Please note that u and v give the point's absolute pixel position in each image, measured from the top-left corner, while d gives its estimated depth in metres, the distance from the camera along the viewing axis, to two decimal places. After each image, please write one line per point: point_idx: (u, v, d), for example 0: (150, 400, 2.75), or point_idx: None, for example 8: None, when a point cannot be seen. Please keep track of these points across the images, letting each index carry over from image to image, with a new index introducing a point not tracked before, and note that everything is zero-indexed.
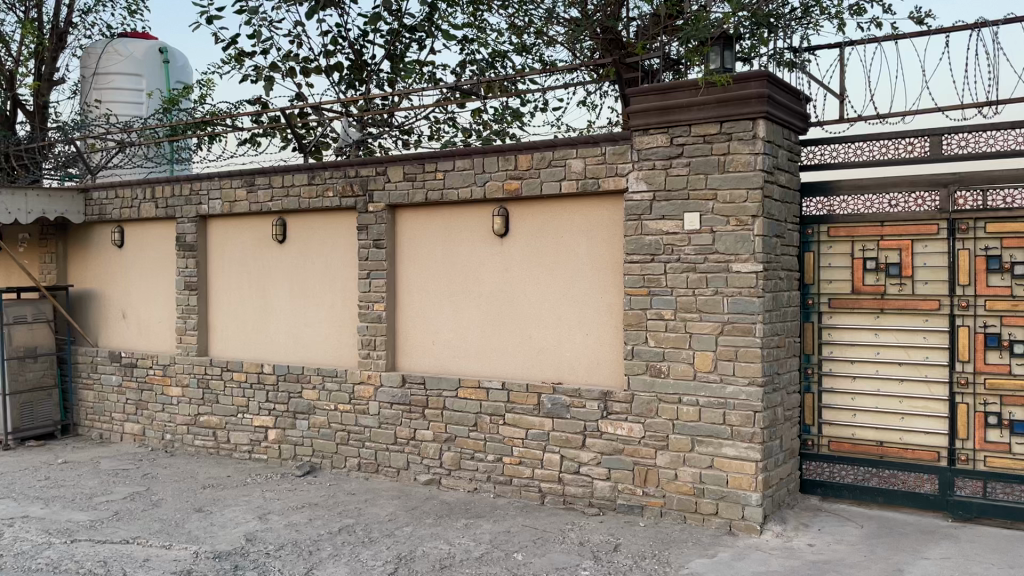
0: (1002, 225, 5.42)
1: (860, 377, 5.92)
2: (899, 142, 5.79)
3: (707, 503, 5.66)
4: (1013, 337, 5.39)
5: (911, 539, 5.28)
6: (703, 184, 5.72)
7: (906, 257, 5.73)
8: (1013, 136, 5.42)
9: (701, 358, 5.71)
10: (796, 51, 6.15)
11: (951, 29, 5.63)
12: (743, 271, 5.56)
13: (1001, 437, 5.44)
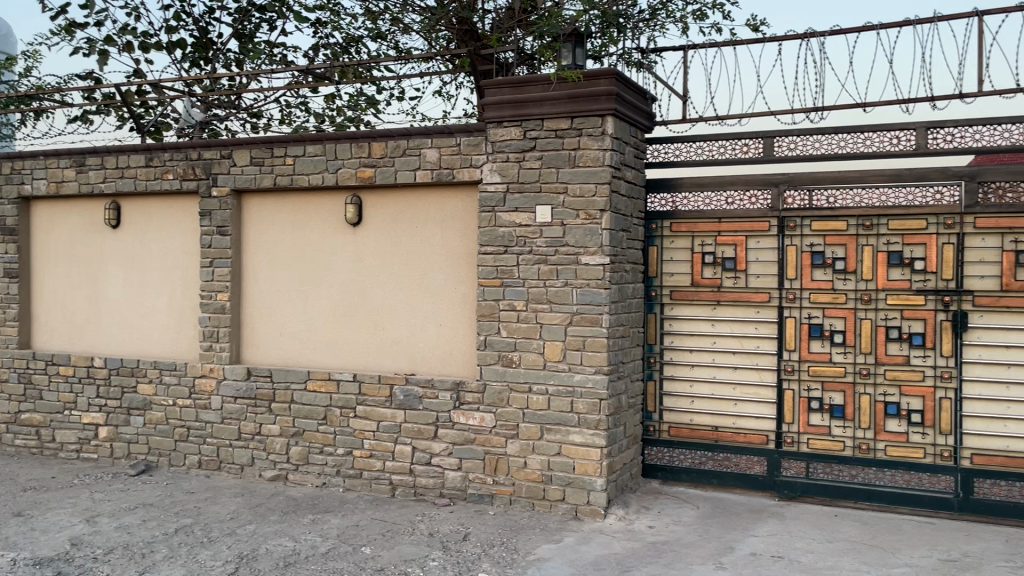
0: (825, 223, 5.83)
1: (698, 366, 6.23)
2: (736, 142, 6.15)
3: (554, 489, 5.79)
4: (834, 327, 5.82)
5: (741, 518, 5.61)
6: (554, 178, 5.83)
7: (740, 252, 6.08)
8: (835, 140, 5.86)
9: (550, 348, 5.82)
10: (644, 52, 6.37)
11: (784, 38, 5.97)
12: (592, 264, 5.71)
13: (822, 420, 5.86)
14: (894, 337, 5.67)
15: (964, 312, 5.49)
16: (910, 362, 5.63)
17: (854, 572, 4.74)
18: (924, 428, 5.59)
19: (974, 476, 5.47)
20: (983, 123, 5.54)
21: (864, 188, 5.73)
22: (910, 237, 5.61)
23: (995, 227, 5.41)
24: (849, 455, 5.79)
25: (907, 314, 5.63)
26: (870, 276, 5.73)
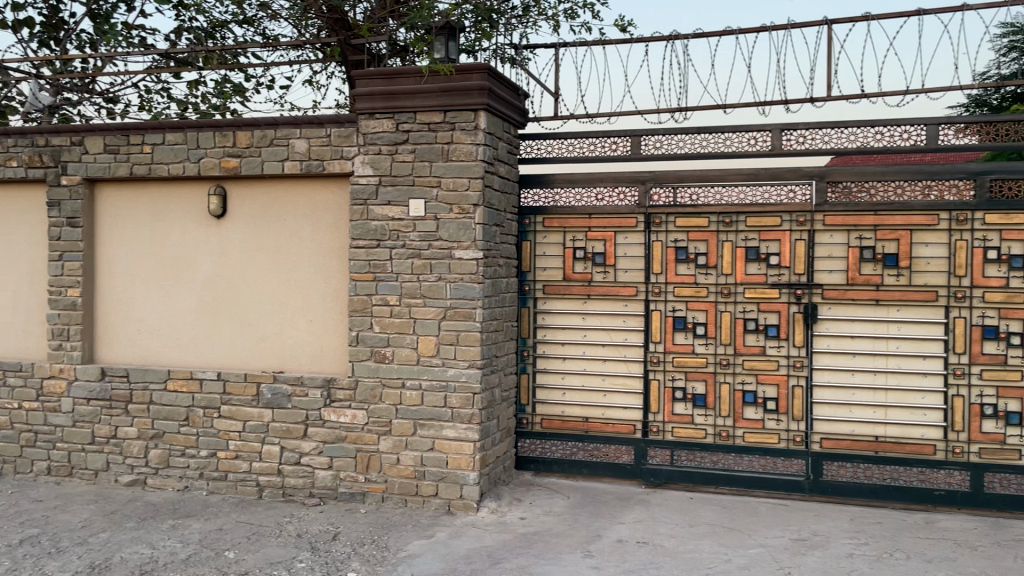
0: (688, 220, 6.06)
1: (569, 359, 6.35)
2: (605, 140, 6.30)
3: (426, 485, 5.76)
4: (696, 320, 6.06)
5: (609, 506, 5.75)
6: (427, 172, 5.79)
7: (610, 247, 6.23)
8: (697, 140, 6.11)
9: (423, 343, 5.78)
10: (516, 48, 6.42)
11: (651, 40, 6.15)
12: (465, 258, 5.71)
13: (686, 409, 6.09)
14: (751, 329, 5.95)
15: (815, 305, 5.81)
16: (765, 353, 5.92)
17: (713, 554, 4.95)
18: (778, 415, 5.89)
19: (823, 459, 5.81)
20: (831, 126, 5.88)
21: (724, 186, 5.98)
22: (766, 233, 5.90)
23: (842, 225, 5.75)
24: (711, 442, 6.04)
25: (763, 307, 5.92)
26: (730, 271, 5.99)
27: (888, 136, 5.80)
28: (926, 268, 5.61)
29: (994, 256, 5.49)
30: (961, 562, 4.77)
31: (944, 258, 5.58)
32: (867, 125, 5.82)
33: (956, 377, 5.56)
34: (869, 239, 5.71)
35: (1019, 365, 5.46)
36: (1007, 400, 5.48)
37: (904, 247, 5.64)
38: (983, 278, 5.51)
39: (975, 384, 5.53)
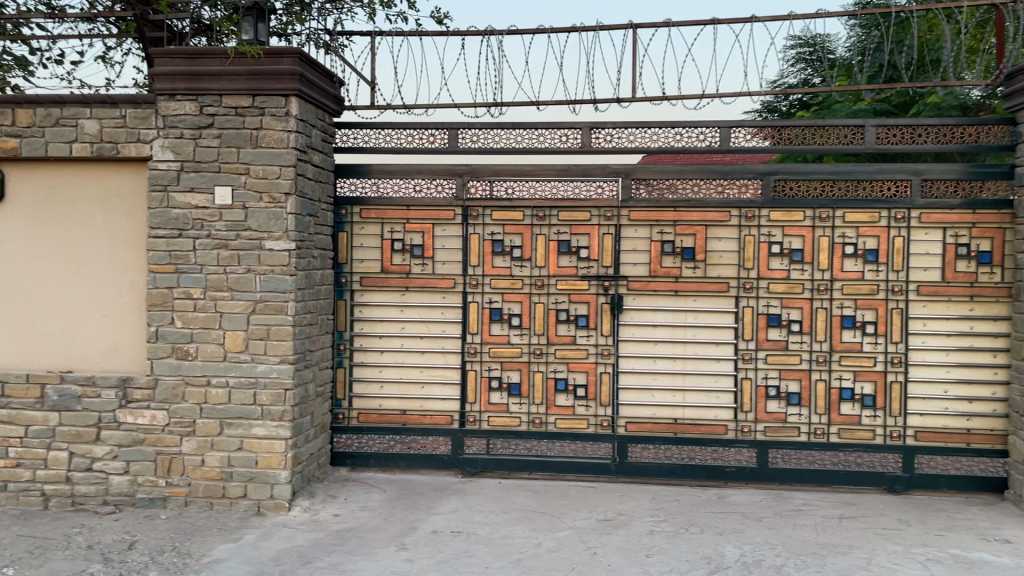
0: (504, 213, 6.16)
1: (386, 352, 6.29)
2: (422, 132, 6.28)
3: (234, 486, 5.52)
4: (512, 311, 6.19)
5: (425, 498, 5.76)
6: (234, 159, 5.52)
7: (428, 239, 6.22)
8: (513, 135, 6.23)
9: (231, 338, 5.52)
10: (331, 34, 6.26)
11: (467, 34, 6.19)
12: (275, 249, 5.50)
13: (501, 399, 6.20)
14: (563, 319, 6.15)
15: (621, 296, 6.09)
16: (576, 342, 6.15)
17: (525, 539, 5.07)
18: (588, 401, 6.14)
19: (628, 442, 6.11)
20: (636, 126, 6.18)
21: (538, 180, 6.13)
22: (577, 227, 6.12)
23: (645, 220, 6.07)
24: (524, 430, 6.19)
25: (574, 298, 6.13)
26: (543, 263, 6.16)
27: (686, 137, 6.17)
28: (720, 261, 6.03)
29: (777, 250, 5.97)
30: (747, 532, 5.17)
31: (735, 251, 6.01)
32: (669, 126, 6.16)
33: (745, 362, 6.01)
34: (669, 234, 6.06)
35: (798, 349, 5.97)
36: (788, 381, 5.98)
37: (700, 242, 6.03)
38: (768, 270, 5.99)
39: (761, 368, 6.00)
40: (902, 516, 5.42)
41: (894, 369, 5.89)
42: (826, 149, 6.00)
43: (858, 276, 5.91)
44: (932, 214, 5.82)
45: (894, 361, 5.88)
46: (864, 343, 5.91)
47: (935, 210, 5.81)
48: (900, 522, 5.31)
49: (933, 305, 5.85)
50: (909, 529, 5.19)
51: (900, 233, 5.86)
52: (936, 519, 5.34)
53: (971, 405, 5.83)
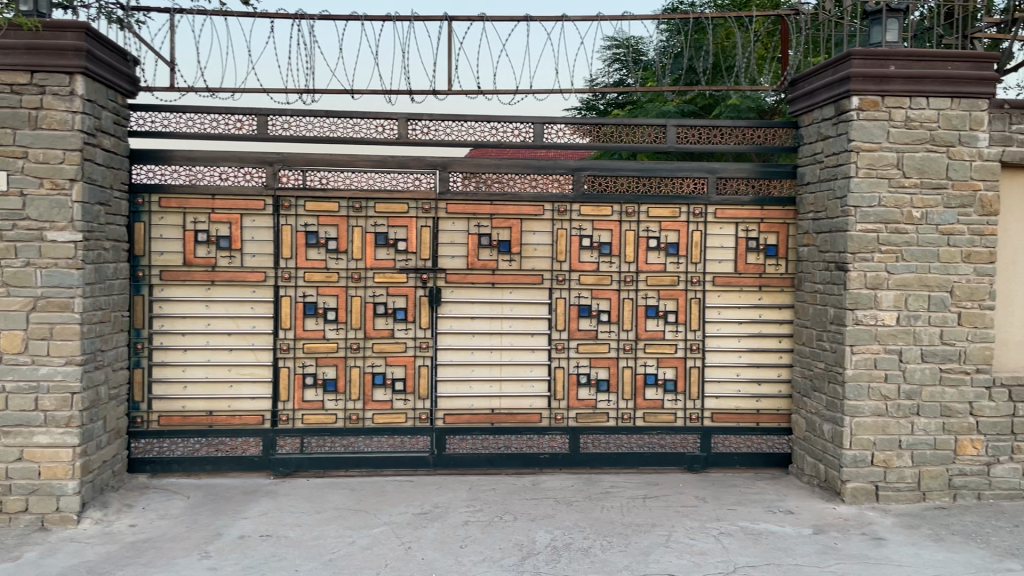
0: (317, 204, 5.97)
1: (190, 350, 5.94)
2: (228, 117, 5.98)
3: (13, 500, 5.02)
4: (327, 305, 6.02)
5: (232, 502, 5.50)
6: (9, 140, 5.01)
7: (235, 230, 5.93)
8: (326, 123, 6.05)
9: (8, 339, 5.01)
10: (125, 8, 5.81)
11: (276, 16, 5.95)
12: (59, 241, 5.04)
13: (316, 396, 6.03)
14: (380, 312, 6.06)
15: (438, 288, 6.08)
16: (393, 335, 6.07)
17: (337, 538, 4.96)
18: (405, 395, 6.08)
19: (446, 434, 6.12)
20: (452, 118, 6.18)
21: (353, 171, 5.99)
22: (394, 219, 6.04)
23: (462, 213, 6.08)
24: (340, 427, 6.05)
25: (391, 291, 6.05)
26: (359, 256, 6.03)
27: (501, 132, 6.24)
28: (534, 254, 6.15)
29: (588, 243, 6.17)
30: (559, 517, 5.32)
31: (548, 244, 6.16)
32: (484, 120, 6.20)
33: (558, 352, 6.18)
34: (486, 227, 6.11)
35: (608, 338, 6.21)
36: (597, 368, 6.21)
37: (516, 235, 6.12)
38: (580, 263, 6.18)
39: (573, 357, 6.19)
40: (700, 493, 5.77)
41: (693, 355, 6.25)
42: (638, 146, 6.25)
43: (661, 268, 6.22)
44: (726, 210, 6.21)
45: (693, 348, 6.24)
46: (667, 331, 6.23)
47: (728, 206, 6.22)
48: (698, 499, 5.65)
49: (727, 295, 6.26)
50: (706, 505, 5.53)
51: (698, 228, 6.21)
52: (729, 494, 5.73)
53: (760, 387, 6.30)
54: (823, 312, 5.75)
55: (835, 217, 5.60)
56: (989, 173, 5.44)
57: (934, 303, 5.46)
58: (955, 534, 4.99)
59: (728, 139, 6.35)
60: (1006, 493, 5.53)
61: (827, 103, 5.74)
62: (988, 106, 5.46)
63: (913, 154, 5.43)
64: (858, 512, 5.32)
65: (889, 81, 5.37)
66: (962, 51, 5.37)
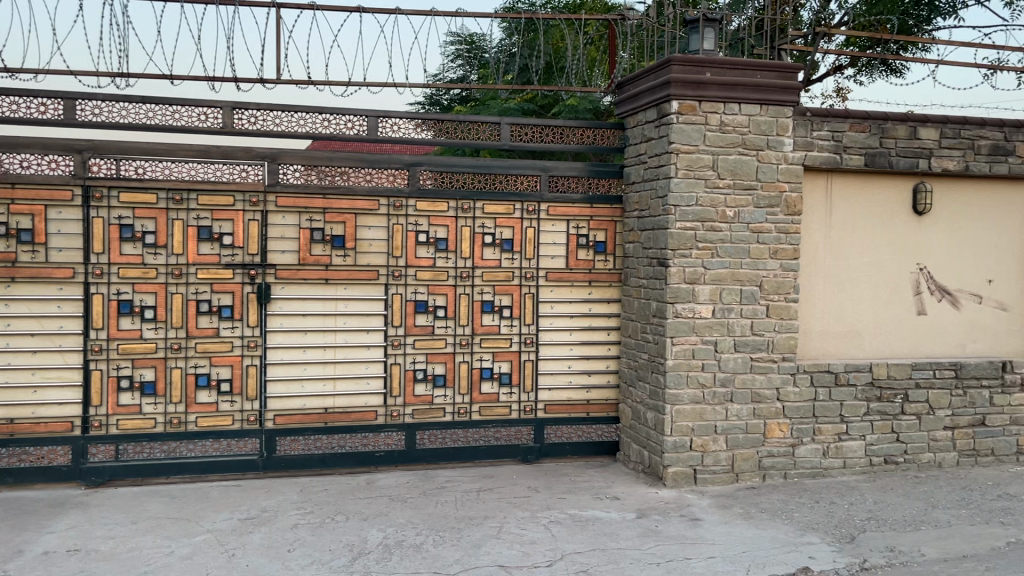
0: (133, 195, 5.62)
1: None
2: (30, 100, 5.56)
3: None
4: (144, 303, 5.68)
5: (36, 516, 5.09)
6: None
7: (39, 223, 5.49)
8: (142, 109, 5.72)
9: None
10: None
11: None
12: None
13: (132, 400, 5.68)
14: (204, 310, 5.79)
15: (268, 284, 5.87)
16: (219, 334, 5.81)
17: (154, 549, 4.69)
18: (232, 396, 5.84)
19: (276, 436, 5.93)
20: (281, 109, 5.99)
21: (173, 161, 5.68)
22: (219, 212, 5.78)
23: (293, 206, 5.90)
24: (160, 431, 5.73)
25: (216, 287, 5.79)
26: (180, 251, 5.73)
27: (334, 124, 6.11)
28: (369, 249, 6.06)
29: (423, 239, 6.14)
30: (391, 515, 5.28)
31: (383, 240, 6.08)
32: (316, 112, 6.04)
33: (394, 348, 6.12)
34: (318, 221, 5.96)
35: (443, 334, 6.21)
36: (434, 364, 6.20)
37: (350, 230, 6.00)
38: (415, 258, 6.14)
39: (409, 353, 6.15)
40: (533, 483, 5.89)
41: (527, 349, 6.36)
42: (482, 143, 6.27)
43: (495, 264, 6.29)
44: (558, 207, 6.36)
45: (527, 342, 6.35)
46: (502, 325, 6.31)
47: (560, 204, 6.37)
48: (530, 489, 5.78)
49: (559, 290, 6.42)
50: (537, 495, 5.65)
51: (532, 225, 6.33)
52: (560, 483, 5.90)
53: (590, 378, 6.52)
54: (646, 306, 6.02)
55: (657, 215, 5.87)
56: (793, 175, 5.87)
57: (746, 296, 5.84)
58: (763, 512, 5.36)
59: (570, 138, 6.51)
60: (808, 471, 6.00)
61: (650, 106, 6.00)
62: (792, 113, 5.89)
63: (727, 156, 5.77)
64: (678, 495, 5.61)
65: (705, 87, 5.68)
66: (769, 62, 5.78)
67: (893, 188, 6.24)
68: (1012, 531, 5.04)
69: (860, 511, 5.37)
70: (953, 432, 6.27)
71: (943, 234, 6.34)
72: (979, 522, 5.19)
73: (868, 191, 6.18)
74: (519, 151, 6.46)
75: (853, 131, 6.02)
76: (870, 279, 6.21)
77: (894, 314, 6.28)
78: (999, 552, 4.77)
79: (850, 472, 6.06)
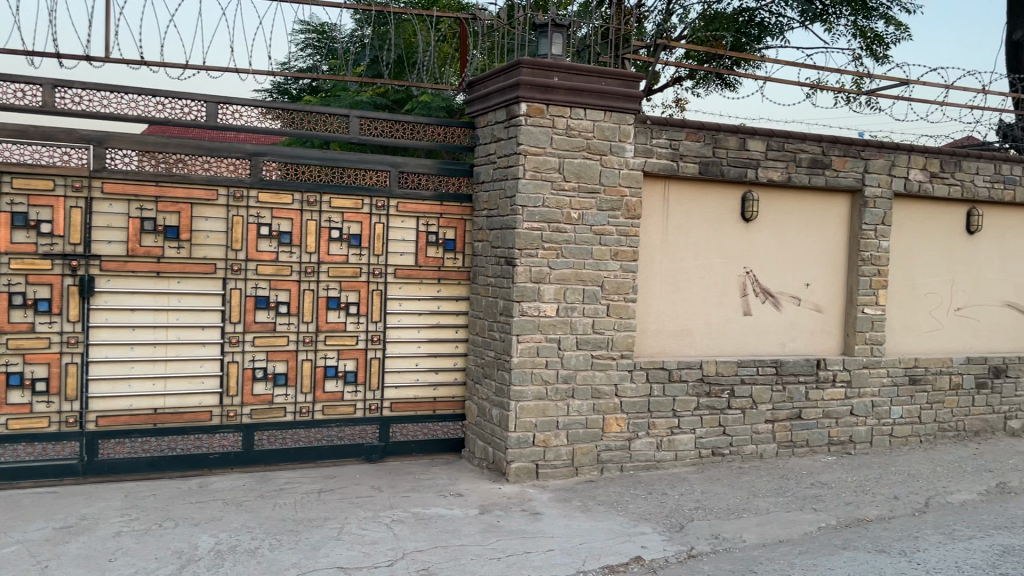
0: None
1: None
2: None
3: None
4: None
5: None
6: None
7: None
8: None
9: None
10: None
11: None
12: None
13: None
14: (18, 304, 5.34)
15: (91, 277, 5.48)
16: (34, 330, 5.38)
17: None
18: (49, 397, 5.42)
19: (98, 438, 5.56)
20: (111, 89, 5.64)
21: None
22: (36, 198, 5.35)
23: (121, 194, 5.54)
24: None
25: (31, 279, 5.36)
26: None
27: (170, 108, 5.79)
28: (205, 242, 5.77)
29: (265, 232, 5.92)
30: (225, 519, 5.06)
31: (222, 232, 5.81)
32: (149, 94, 5.71)
33: (231, 345, 5.86)
34: (149, 211, 5.62)
35: (285, 330, 6.01)
36: (275, 362, 5.99)
37: (185, 220, 5.70)
38: (256, 252, 5.90)
39: (248, 350, 5.91)
40: (375, 483, 5.82)
41: (373, 347, 6.26)
42: (331, 136, 6.11)
43: (342, 259, 6.14)
44: (407, 203, 6.30)
45: (373, 339, 6.25)
46: (347, 322, 6.18)
47: (410, 200, 6.31)
48: (373, 488, 5.70)
49: (408, 288, 6.36)
50: (380, 494, 5.59)
51: (380, 220, 6.23)
52: (404, 482, 5.86)
53: (437, 375, 6.51)
54: (493, 304, 6.08)
55: (505, 215, 5.94)
56: (633, 181, 6.11)
57: (588, 295, 6.02)
58: (600, 504, 5.54)
59: (424, 135, 6.47)
60: (643, 464, 6.26)
61: (499, 107, 6.07)
62: (633, 121, 6.12)
63: (572, 159, 5.92)
64: (520, 490, 5.71)
65: (552, 91, 5.81)
66: (613, 70, 5.99)
67: (725, 196, 6.62)
68: (822, 516, 5.47)
69: (688, 501, 5.66)
70: (773, 425, 6.73)
71: (768, 239, 6.79)
72: (793, 509, 5.60)
73: (702, 198, 6.53)
74: (369, 145, 6.34)
75: (689, 140, 6.33)
76: (702, 281, 6.56)
77: (724, 314, 6.67)
78: (810, 536, 5.17)
79: (681, 464, 6.39)
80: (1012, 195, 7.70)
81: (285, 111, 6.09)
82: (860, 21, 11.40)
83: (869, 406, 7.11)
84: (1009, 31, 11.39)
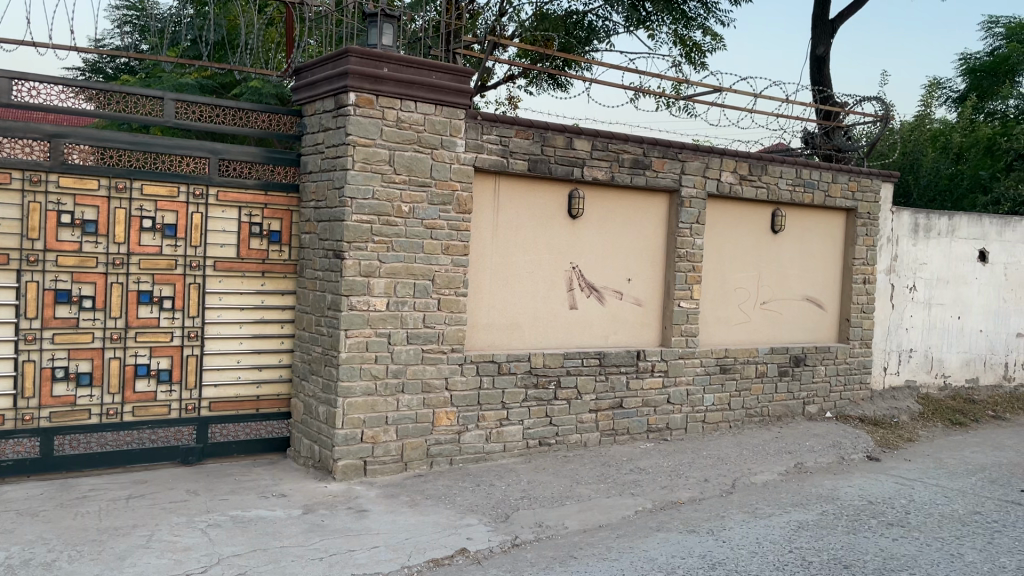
0: None
1: None
2: None
3: None
4: None
5: None
6: None
7: None
8: None
9: None
10: None
11: None
12: None
13: None
14: None
15: None
16: None
17: None
18: None
19: None
20: None
21: None
22: None
23: None
24: None
25: None
26: None
27: None
28: None
29: (67, 220, 5.48)
30: (18, 531, 4.65)
31: (16, 219, 5.33)
32: None
33: (27, 343, 5.39)
34: None
35: (90, 326, 5.59)
36: (77, 361, 5.55)
37: None
38: (56, 242, 5.45)
39: (46, 349, 5.45)
40: (192, 486, 5.54)
41: (190, 343, 5.95)
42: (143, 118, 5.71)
43: (156, 250, 5.79)
44: (228, 192, 6.02)
45: (190, 335, 5.94)
46: (161, 317, 5.84)
47: (230, 189, 6.04)
48: (188, 493, 5.42)
49: (229, 281, 6.08)
50: (196, 498, 5.33)
51: (198, 210, 5.92)
52: (222, 484, 5.61)
53: (260, 373, 6.28)
54: (321, 299, 5.94)
55: (333, 206, 5.80)
56: (464, 175, 6.14)
57: (418, 290, 5.99)
58: (427, 498, 5.54)
59: (248, 121, 6.18)
60: (472, 456, 6.31)
61: (327, 96, 5.92)
62: (463, 116, 6.14)
63: (402, 152, 5.87)
64: (346, 488, 5.61)
65: (382, 82, 5.72)
66: (444, 64, 5.98)
67: (552, 193, 6.78)
68: (639, 501, 5.73)
69: (514, 491, 5.77)
70: (596, 414, 6.98)
71: (592, 236, 7.03)
72: (613, 494, 5.84)
73: (530, 194, 6.66)
74: (186, 129, 5.99)
75: (518, 138, 6.43)
76: (529, 276, 6.70)
77: (550, 308, 6.84)
78: (629, 520, 5.41)
79: (509, 455, 6.49)
80: (811, 198, 8.37)
81: (91, 89, 5.64)
82: (680, 30, 12.04)
83: (684, 395, 7.52)
84: (812, 47, 12.37)
